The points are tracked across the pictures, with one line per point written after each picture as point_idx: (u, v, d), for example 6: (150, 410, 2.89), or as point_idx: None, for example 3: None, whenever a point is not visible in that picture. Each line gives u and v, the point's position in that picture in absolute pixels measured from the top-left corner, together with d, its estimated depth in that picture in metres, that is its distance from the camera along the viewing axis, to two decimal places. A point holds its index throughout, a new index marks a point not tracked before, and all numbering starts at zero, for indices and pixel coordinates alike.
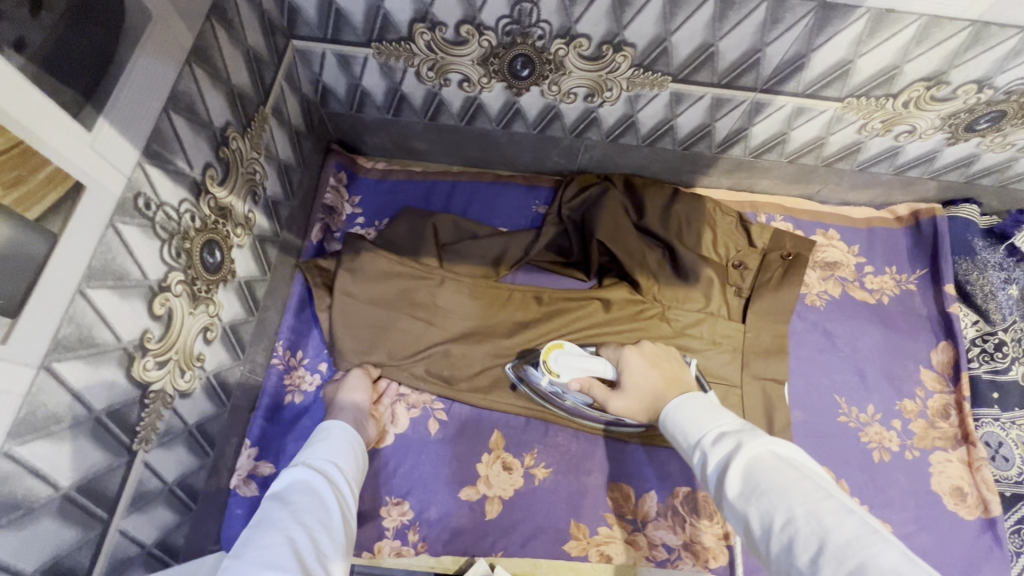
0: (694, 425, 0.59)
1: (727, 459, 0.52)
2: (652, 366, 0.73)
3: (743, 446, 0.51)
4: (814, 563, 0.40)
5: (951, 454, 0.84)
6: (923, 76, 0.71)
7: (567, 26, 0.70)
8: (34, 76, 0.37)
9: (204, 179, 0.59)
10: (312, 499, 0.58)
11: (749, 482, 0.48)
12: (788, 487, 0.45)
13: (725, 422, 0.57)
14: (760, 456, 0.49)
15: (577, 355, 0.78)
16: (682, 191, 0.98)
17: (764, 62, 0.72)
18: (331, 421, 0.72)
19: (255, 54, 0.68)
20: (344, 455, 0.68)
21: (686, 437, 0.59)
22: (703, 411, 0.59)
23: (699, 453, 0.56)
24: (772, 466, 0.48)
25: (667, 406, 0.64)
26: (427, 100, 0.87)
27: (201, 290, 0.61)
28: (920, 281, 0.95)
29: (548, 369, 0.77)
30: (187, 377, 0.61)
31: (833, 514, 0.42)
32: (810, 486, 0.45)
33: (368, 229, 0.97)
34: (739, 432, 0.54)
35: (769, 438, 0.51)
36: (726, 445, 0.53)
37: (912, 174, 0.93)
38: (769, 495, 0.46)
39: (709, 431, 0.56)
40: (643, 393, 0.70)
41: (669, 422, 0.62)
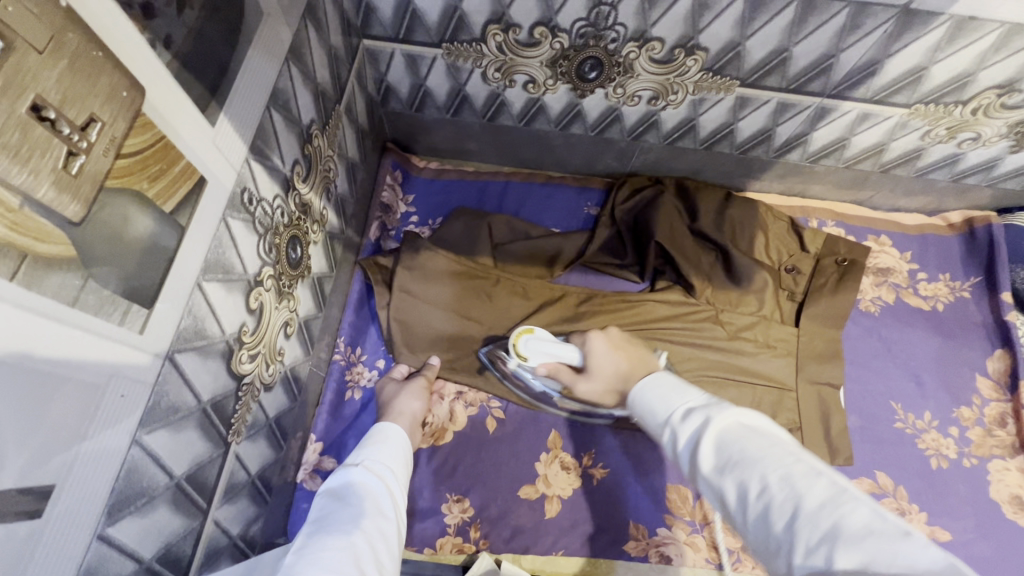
0: (660, 402, 0.50)
1: (696, 434, 0.44)
2: (616, 350, 0.70)
3: (712, 420, 0.44)
4: (791, 531, 0.35)
5: (1010, 463, 0.84)
6: (996, 84, 0.72)
7: (642, 30, 0.70)
8: (176, 71, 0.38)
9: (292, 176, 0.60)
10: (370, 505, 0.54)
11: (721, 454, 0.41)
12: (759, 455, 0.39)
13: (692, 397, 0.49)
14: (731, 424, 0.43)
15: (546, 340, 0.75)
16: (735, 195, 0.99)
17: (836, 67, 0.72)
18: (388, 424, 0.69)
19: (334, 53, 0.69)
20: (397, 457, 0.64)
21: (654, 418, 0.50)
22: (669, 387, 0.50)
23: (666, 432, 0.47)
24: (742, 434, 0.42)
25: (635, 387, 0.54)
26: (489, 101, 0.87)
27: (285, 284, 0.62)
28: (975, 288, 0.95)
29: (518, 354, 0.74)
30: (271, 370, 0.62)
31: (804, 478, 0.37)
32: (782, 453, 0.39)
33: (422, 227, 0.98)
34: (708, 405, 0.46)
35: (737, 407, 0.44)
36: (694, 420, 0.45)
37: (969, 182, 0.93)
38: (740, 465, 0.39)
39: (678, 408, 0.48)
40: (607, 378, 0.68)
41: (639, 403, 0.52)
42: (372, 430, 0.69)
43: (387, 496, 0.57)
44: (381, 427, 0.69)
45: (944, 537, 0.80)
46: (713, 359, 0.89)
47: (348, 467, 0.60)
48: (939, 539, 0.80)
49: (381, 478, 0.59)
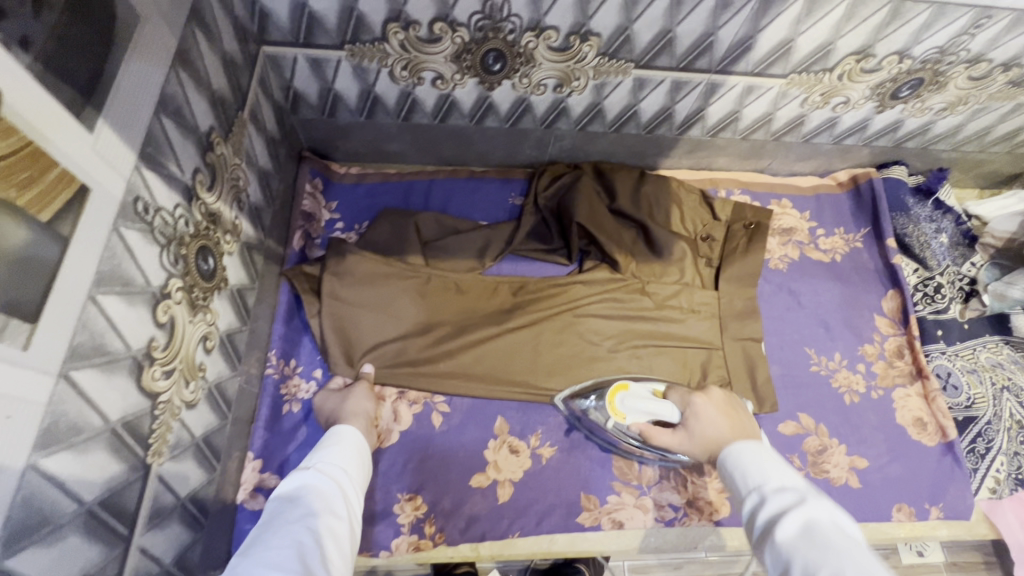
0: (756, 470, 0.57)
1: (783, 510, 0.51)
2: (723, 415, 0.70)
3: (805, 505, 0.50)
4: None
5: (910, 389, 0.94)
6: (853, 50, 0.80)
7: (537, 19, 0.73)
8: (38, 73, 0.37)
9: (194, 184, 0.59)
10: (320, 504, 0.54)
11: (802, 534, 0.47)
12: (846, 551, 0.44)
13: (788, 479, 0.55)
14: (818, 513, 0.49)
15: (642, 398, 0.79)
16: (648, 174, 1.04)
17: (716, 44, 0.78)
18: (345, 426, 0.69)
19: (230, 59, 0.67)
20: (353, 461, 0.64)
21: (745, 480, 0.58)
22: (770, 464, 0.58)
23: (755, 499, 0.55)
24: (827, 528, 0.47)
25: (736, 445, 0.62)
26: (400, 100, 0.88)
27: (199, 297, 0.60)
28: (865, 238, 1.05)
29: (616, 413, 0.81)
30: (192, 387, 0.59)
31: None
32: (860, 556, 0.44)
33: (348, 233, 0.97)
34: (803, 492, 0.53)
35: (832, 507, 0.50)
36: (789, 498, 0.52)
37: (849, 143, 1.03)
38: (822, 547, 0.45)
39: (772, 481, 0.55)
40: (706, 438, 0.68)
41: (730, 461, 0.61)
42: (329, 433, 0.68)
43: (340, 497, 0.57)
44: (336, 429, 0.69)
45: (862, 465, 0.88)
46: (644, 329, 0.94)
47: (302, 469, 0.59)
48: (858, 467, 0.88)
49: (334, 479, 0.59)
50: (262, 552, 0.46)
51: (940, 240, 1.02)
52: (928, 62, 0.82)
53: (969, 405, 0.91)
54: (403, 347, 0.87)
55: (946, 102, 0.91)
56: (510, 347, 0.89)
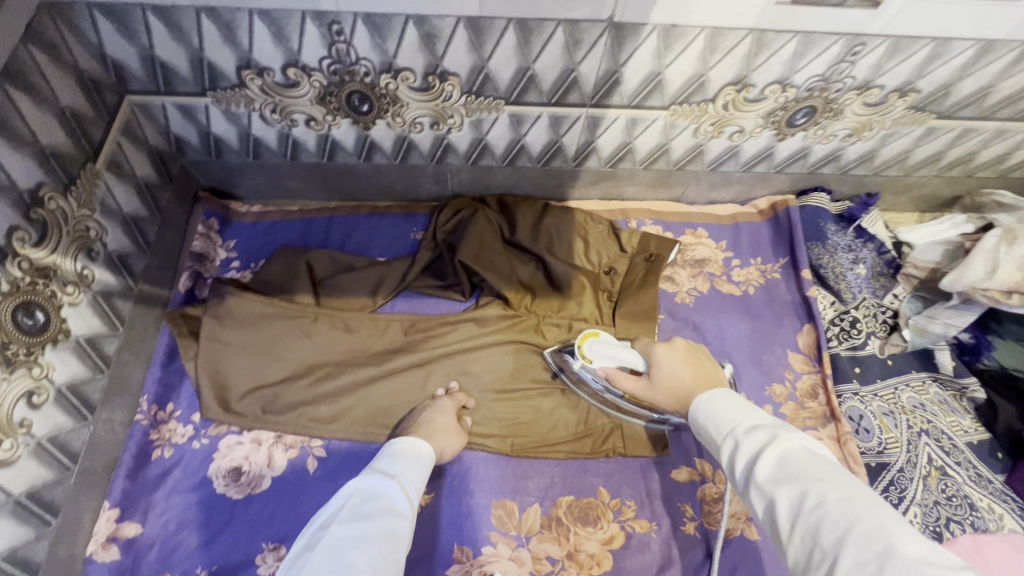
0: (727, 417, 0.58)
1: (758, 450, 0.52)
2: (685, 361, 0.71)
3: (778, 439, 0.52)
4: (838, 544, 0.43)
5: (821, 432, 0.88)
6: (729, 81, 0.77)
7: (387, 62, 0.72)
8: None
9: (10, 243, 0.59)
10: (385, 520, 0.61)
11: (781, 470, 0.50)
12: (823, 478, 0.47)
13: (756, 416, 0.57)
14: (793, 447, 0.51)
15: (610, 345, 0.81)
16: (553, 206, 1.01)
17: (582, 79, 0.76)
18: (422, 446, 0.74)
19: (72, 112, 0.68)
20: (415, 478, 0.69)
21: (718, 426, 0.58)
22: (736, 405, 0.59)
23: (731, 444, 0.56)
24: (804, 458, 0.50)
25: (702, 394, 0.63)
26: (282, 141, 0.88)
27: (17, 353, 0.60)
28: (784, 269, 1.00)
29: (582, 355, 0.81)
30: (7, 446, 0.59)
31: (864, 503, 0.45)
32: (841, 480, 0.47)
33: (243, 272, 0.96)
34: (772, 426, 0.55)
35: (802, 435, 0.53)
36: (761, 437, 0.53)
37: (760, 170, 0.98)
38: (803, 480, 0.48)
39: (743, 423, 0.56)
40: (670, 389, 0.70)
41: (701, 411, 0.62)
42: (404, 439, 0.75)
43: (401, 518, 0.62)
44: (410, 437, 0.75)
45: None
46: (536, 369, 0.90)
47: (381, 477, 0.66)
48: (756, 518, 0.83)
49: (406, 496, 0.65)
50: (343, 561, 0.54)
51: (858, 271, 0.96)
52: (813, 90, 0.78)
53: (882, 450, 0.85)
54: (283, 390, 0.85)
55: (849, 128, 0.87)
56: (393, 389, 0.87)
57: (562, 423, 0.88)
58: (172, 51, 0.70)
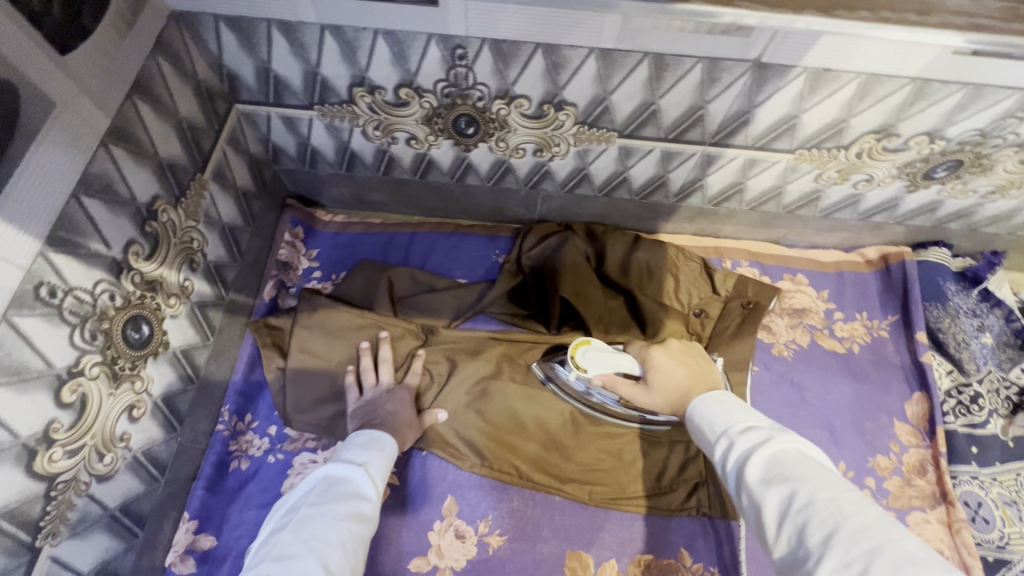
0: (723, 418, 0.56)
1: (749, 449, 0.50)
2: (680, 364, 0.67)
3: (771, 441, 0.49)
4: (825, 543, 0.39)
5: (929, 514, 0.80)
6: (872, 129, 0.70)
7: (505, 88, 0.69)
8: None
9: (126, 257, 0.58)
10: (354, 502, 0.58)
11: (770, 467, 0.47)
12: (813, 475, 0.44)
13: (754, 420, 0.55)
14: (786, 447, 0.48)
15: (604, 351, 0.73)
16: (644, 238, 0.96)
17: (708, 118, 0.70)
18: (386, 435, 0.71)
19: (189, 122, 0.67)
20: (380, 464, 0.66)
21: (712, 429, 0.56)
22: (734, 407, 0.57)
23: (724, 443, 0.53)
24: (793, 456, 0.47)
25: (697, 398, 0.61)
26: (378, 157, 0.86)
27: (123, 367, 0.60)
28: (893, 327, 0.92)
29: (576, 365, 0.72)
30: (108, 460, 0.59)
31: (853, 503, 0.41)
32: (833, 479, 0.44)
33: (324, 283, 0.95)
34: (768, 429, 0.52)
35: (798, 437, 0.50)
36: (754, 437, 0.51)
37: (877, 220, 0.91)
38: (791, 478, 0.44)
39: (738, 424, 0.54)
40: (667, 391, 0.66)
41: (696, 413, 0.60)
42: (370, 430, 0.71)
43: (371, 500, 0.60)
44: (373, 432, 0.71)
45: None
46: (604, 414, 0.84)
47: (347, 463, 0.63)
48: None
49: (373, 482, 0.62)
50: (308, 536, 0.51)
51: (983, 339, 0.88)
52: (966, 144, 0.71)
53: (1003, 545, 0.77)
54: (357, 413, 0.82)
55: (994, 185, 0.79)
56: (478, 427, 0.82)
57: (643, 473, 0.82)
58: (288, 65, 0.69)
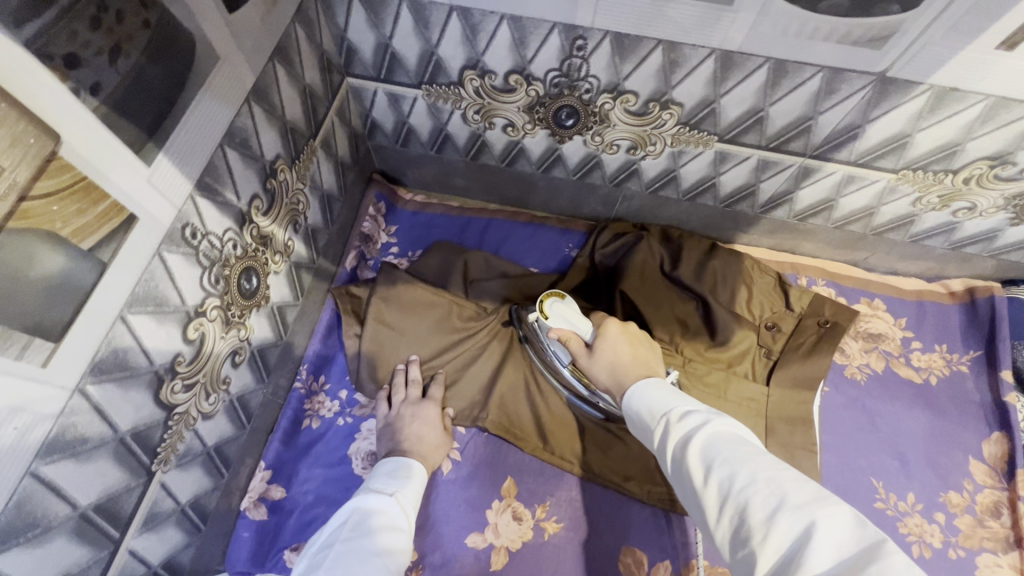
0: (662, 402, 0.55)
1: (690, 434, 0.49)
2: (627, 342, 0.68)
3: (711, 423, 0.49)
4: (769, 522, 0.40)
5: (1001, 558, 0.77)
6: (987, 155, 0.68)
7: (615, 83, 0.70)
8: (104, 116, 0.39)
9: (250, 210, 0.61)
10: (387, 537, 0.59)
11: (710, 451, 0.46)
12: (749, 456, 0.45)
13: (691, 402, 0.54)
14: (724, 429, 0.48)
15: (573, 310, 0.75)
16: (720, 247, 0.95)
17: (815, 129, 0.70)
18: (417, 463, 0.73)
19: (311, 90, 0.70)
20: (410, 495, 0.68)
21: (650, 412, 0.55)
22: (672, 389, 0.56)
23: (663, 427, 0.52)
24: (735, 438, 0.47)
25: (635, 385, 0.60)
26: (470, 141, 0.88)
27: (234, 314, 0.63)
28: (974, 363, 0.90)
29: (540, 310, 0.75)
30: (212, 400, 0.62)
31: (790, 481, 0.42)
32: (768, 458, 0.45)
33: (401, 259, 0.98)
34: (706, 410, 0.52)
35: (734, 421, 0.50)
36: (693, 420, 0.50)
37: (968, 251, 0.88)
38: (729, 461, 0.45)
39: (677, 406, 0.53)
40: (606, 364, 0.66)
41: (635, 400, 0.58)
42: (397, 459, 0.73)
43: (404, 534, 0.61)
44: (404, 459, 0.73)
45: None
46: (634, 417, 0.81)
47: (379, 494, 0.65)
48: None
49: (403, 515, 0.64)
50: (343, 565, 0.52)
51: None
52: None
53: None
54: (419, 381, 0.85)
55: None
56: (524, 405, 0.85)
57: None
58: (408, 43, 0.71)
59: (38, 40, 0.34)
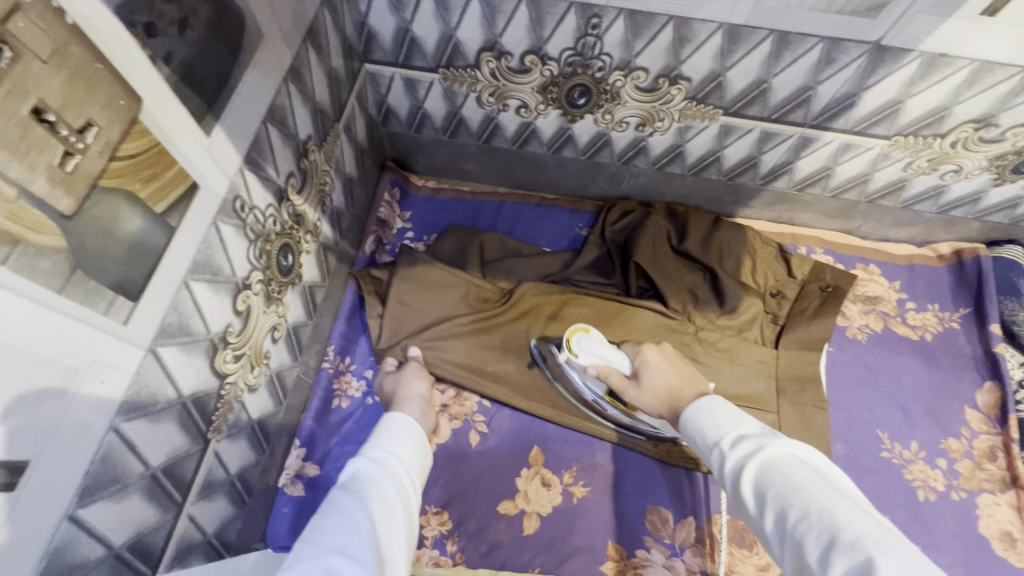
0: (714, 427, 0.54)
1: (743, 462, 0.48)
2: (668, 365, 0.70)
3: (763, 449, 0.47)
4: (824, 557, 0.37)
5: (999, 497, 0.82)
6: (972, 118, 0.74)
7: (627, 60, 0.74)
8: (174, 85, 0.42)
9: (287, 187, 0.64)
10: (377, 492, 0.52)
11: (763, 480, 0.45)
12: (803, 485, 0.42)
13: (746, 425, 0.53)
14: (776, 455, 0.46)
15: (599, 343, 0.78)
16: (724, 220, 0.99)
17: (815, 99, 0.75)
18: (398, 412, 0.67)
19: (336, 74, 0.73)
20: (406, 448, 0.61)
21: (706, 440, 0.54)
22: (723, 414, 0.55)
23: (718, 455, 0.52)
24: (789, 464, 0.45)
25: (690, 407, 0.59)
26: (483, 123, 0.91)
27: (274, 290, 0.65)
28: (964, 319, 0.95)
29: (569, 348, 0.78)
30: (256, 373, 0.64)
31: (847, 512, 0.39)
32: (826, 486, 0.42)
33: (417, 243, 1.01)
34: (762, 433, 0.50)
35: (791, 442, 0.47)
36: (745, 448, 0.49)
37: (955, 215, 0.94)
38: (784, 493, 0.43)
39: (730, 432, 0.52)
40: (656, 391, 0.68)
41: (689, 425, 0.58)
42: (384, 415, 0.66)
43: (398, 489, 0.54)
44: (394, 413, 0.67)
45: None
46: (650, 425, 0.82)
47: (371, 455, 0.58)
48: None
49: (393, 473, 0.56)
50: (329, 526, 0.45)
51: None
52: None
53: None
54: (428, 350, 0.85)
55: None
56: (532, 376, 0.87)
57: None
58: (428, 27, 0.74)
59: (125, 8, 0.36)
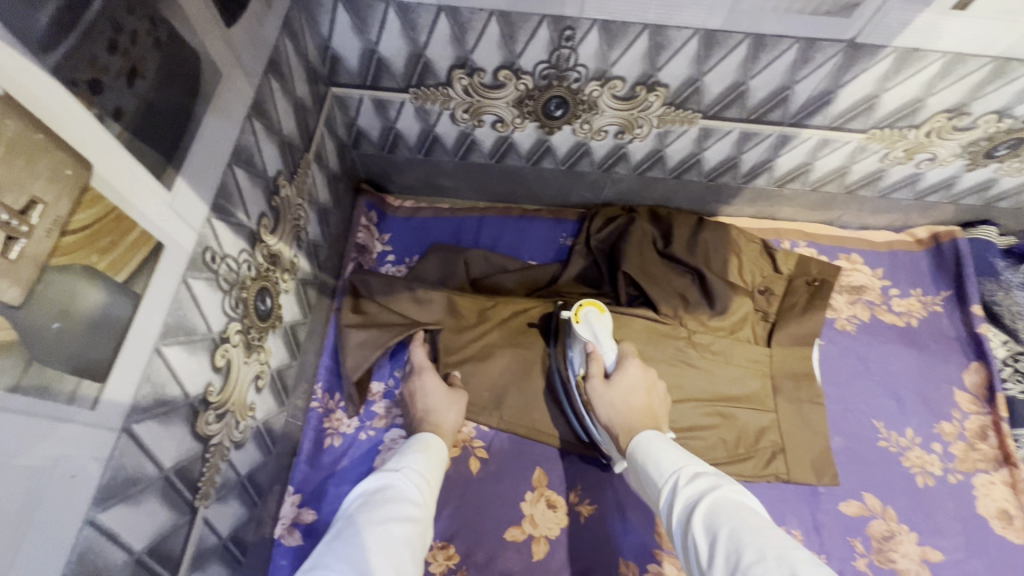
0: (670, 462, 0.56)
1: (698, 499, 0.49)
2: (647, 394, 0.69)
3: (718, 488, 0.49)
4: None
5: (994, 476, 0.84)
6: (946, 108, 0.74)
7: (603, 69, 0.72)
8: (127, 142, 0.38)
9: (259, 229, 0.60)
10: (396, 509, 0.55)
11: (716, 518, 0.46)
12: (758, 530, 0.43)
13: (702, 465, 0.55)
14: (731, 496, 0.48)
15: (604, 324, 0.75)
16: (708, 220, 0.98)
17: (792, 98, 0.74)
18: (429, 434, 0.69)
19: (302, 102, 0.69)
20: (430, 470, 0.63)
21: (660, 472, 0.56)
22: (681, 452, 0.57)
23: (672, 489, 0.53)
24: (741, 507, 0.46)
25: (638, 436, 0.62)
26: (459, 140, 0.88)
27: (254, 337, 0.61)
28: (946, 302, 0.97)
29: (575, 311, 0.75)
30: (241, 427, 0.60)
31: (803, 562, 0.40)
32: (779, 535, 0.43)
33: (399, 266, 0.98)
34: (715, 476, 0.52)
35: (743, 489, 0.49)
36: (701, 486, 0.50)
37: (931, 200, 0.95)
38: (738, 532, 0.44)
39: (686, 469, 0.54)
40: (624, 407, 0.67)
41: (641, 456, 0.59)
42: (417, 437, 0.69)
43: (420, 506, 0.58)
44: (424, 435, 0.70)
45: (935, 558, 0.79)
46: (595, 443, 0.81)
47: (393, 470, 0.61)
48: (930, 559, 0.78)
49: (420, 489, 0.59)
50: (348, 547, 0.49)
51: None
52: None
53: None
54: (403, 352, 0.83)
55: None
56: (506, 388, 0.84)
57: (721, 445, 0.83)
58: (395, 47, 0.71)
59: (62, 67, 0.32)
